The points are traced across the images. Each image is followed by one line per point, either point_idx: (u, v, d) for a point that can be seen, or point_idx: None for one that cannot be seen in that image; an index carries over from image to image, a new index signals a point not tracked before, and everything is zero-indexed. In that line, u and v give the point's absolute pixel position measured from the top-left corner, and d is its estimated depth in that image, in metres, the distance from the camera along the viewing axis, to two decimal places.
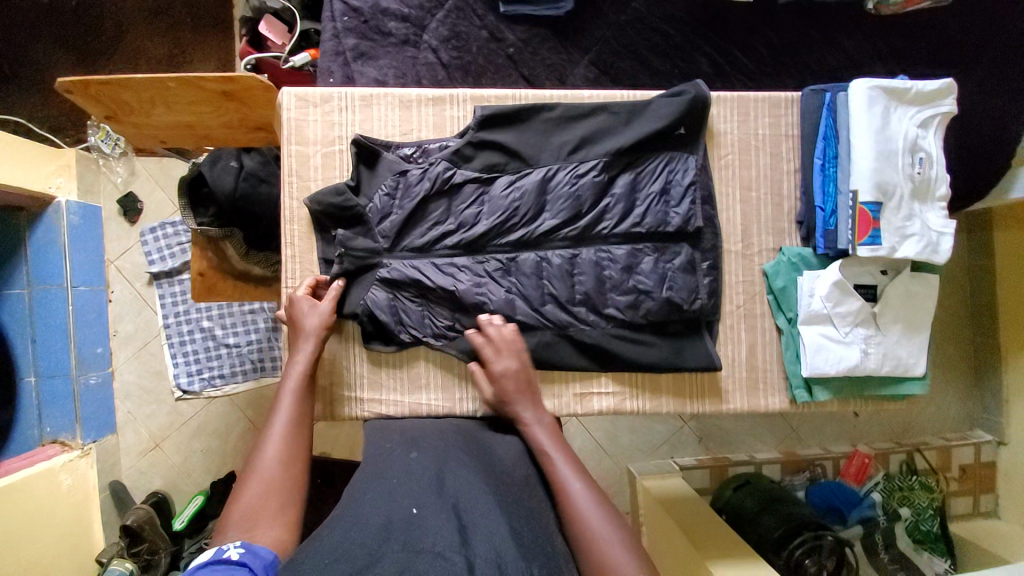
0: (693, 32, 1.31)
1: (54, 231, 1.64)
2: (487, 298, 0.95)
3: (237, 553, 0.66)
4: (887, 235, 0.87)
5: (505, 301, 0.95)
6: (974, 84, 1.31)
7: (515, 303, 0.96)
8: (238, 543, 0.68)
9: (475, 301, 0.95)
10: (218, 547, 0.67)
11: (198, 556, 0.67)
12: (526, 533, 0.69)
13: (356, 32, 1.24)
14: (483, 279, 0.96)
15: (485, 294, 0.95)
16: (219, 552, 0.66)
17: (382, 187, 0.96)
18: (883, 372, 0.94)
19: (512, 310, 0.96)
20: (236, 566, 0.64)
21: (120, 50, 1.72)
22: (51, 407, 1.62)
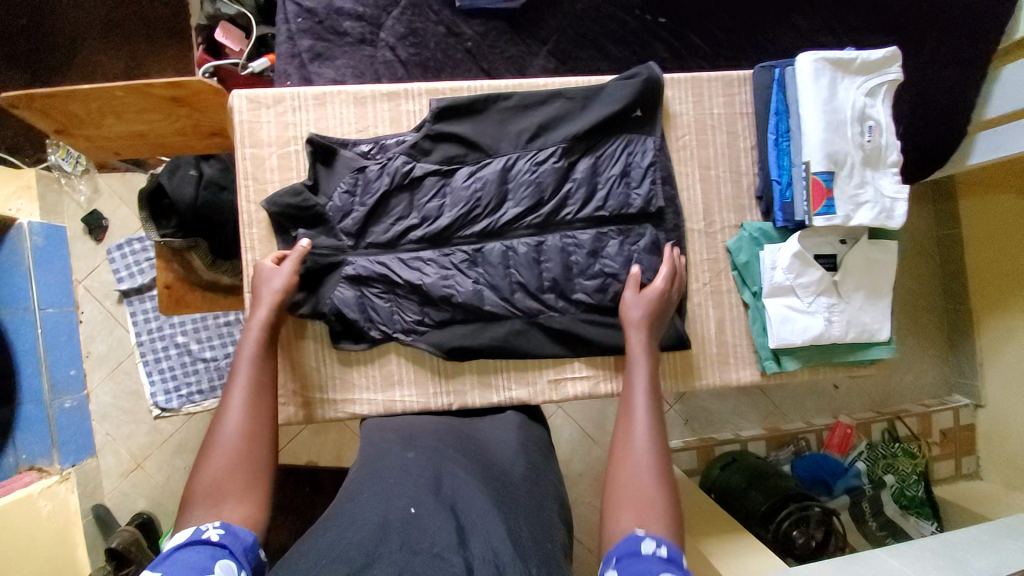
0: (649, 17, 1.32)
1: (17, 253, 1.59)
2: (455, 290, 0.95)
3: (218, 534, 0.66)
4: (841, 204, 0.88)
5: (473, 292, 0.95)
6: (928, 55, 1.33)
7: (483, 294, 0.96)
8: (217, 523, 0.69)
9: (443, 293, 0.95)
10: (195, 528, 0.67)
11: (170, 537, 0.67)
12: (524, 533, 0.69)
13: (312, 33, 1.23)
14: (450, 272, 0.96)
15: (453, 286, 0.95)
16: (198, 532, 0.66)
17: (341, 185, 0.95)
18: (849, 339, 0.95)
19: (481, 301, 0.95)
20: (216, 548, 0.65)
21: (75, 65, 1.69)
22: (23, 435, 1.57)
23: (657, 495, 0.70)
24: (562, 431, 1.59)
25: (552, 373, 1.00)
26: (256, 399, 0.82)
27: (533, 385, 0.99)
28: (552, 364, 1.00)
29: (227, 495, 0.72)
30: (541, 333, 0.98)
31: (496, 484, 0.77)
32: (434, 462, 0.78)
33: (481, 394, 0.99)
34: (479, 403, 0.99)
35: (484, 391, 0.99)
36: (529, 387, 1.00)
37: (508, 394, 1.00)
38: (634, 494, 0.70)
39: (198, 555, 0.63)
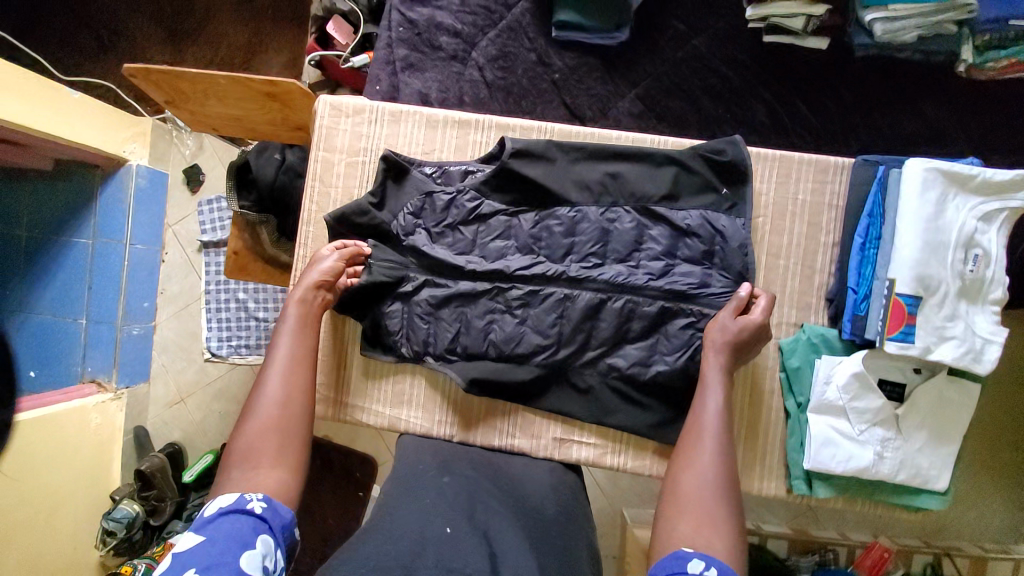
0: (753, 77, 1.24)
1: (122, 190, 1.80)
2: (497, 328, 0.95)
3: (260, 507, 0.69)
4: (921, 333, 0.78)
5: (515, 335, 0.94)
6: None
7: (526, 339, 0.94)
8: (261, 495, 0.72)
9: (485, 329, 0.95)
10: (241, 495, 0.70)
11: (215, 498, 0.70)
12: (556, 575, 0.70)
13: (409, 43, 1.28)
14: (498, 310, 0.95)
15: (497, 326, 0.95)
16: (243, 501, 0.69)
17: (407, 206, 0.97)
18: (898, 480, 0.85)
19: (520, 346, 0.94)
20: (257, 520, 0.69)
21: (205, 33, 1.86)
22: (96, 349, 1.81)
23: (722, 514, 0.71)
24: None
25: (560, 432, 0.97)
26: (294, 372, 0.84)
27: (537, 439, 0.97)
28: (561, 423, 0.97)
29: (262, 460, 0.75)
30: (568, 388, 0.96)
31: (534, 520, 0.79)
32: (469, 491, 0.81)
33: (482, 435, 0.98)
34: (479, 442, 0.99)
35: (487, 432, 0.99)
36: (532, 440, 0.98)
37: (510, 441, 0.98)
38: (696, 509, 0.72)
39: (241, 527, 0.66)
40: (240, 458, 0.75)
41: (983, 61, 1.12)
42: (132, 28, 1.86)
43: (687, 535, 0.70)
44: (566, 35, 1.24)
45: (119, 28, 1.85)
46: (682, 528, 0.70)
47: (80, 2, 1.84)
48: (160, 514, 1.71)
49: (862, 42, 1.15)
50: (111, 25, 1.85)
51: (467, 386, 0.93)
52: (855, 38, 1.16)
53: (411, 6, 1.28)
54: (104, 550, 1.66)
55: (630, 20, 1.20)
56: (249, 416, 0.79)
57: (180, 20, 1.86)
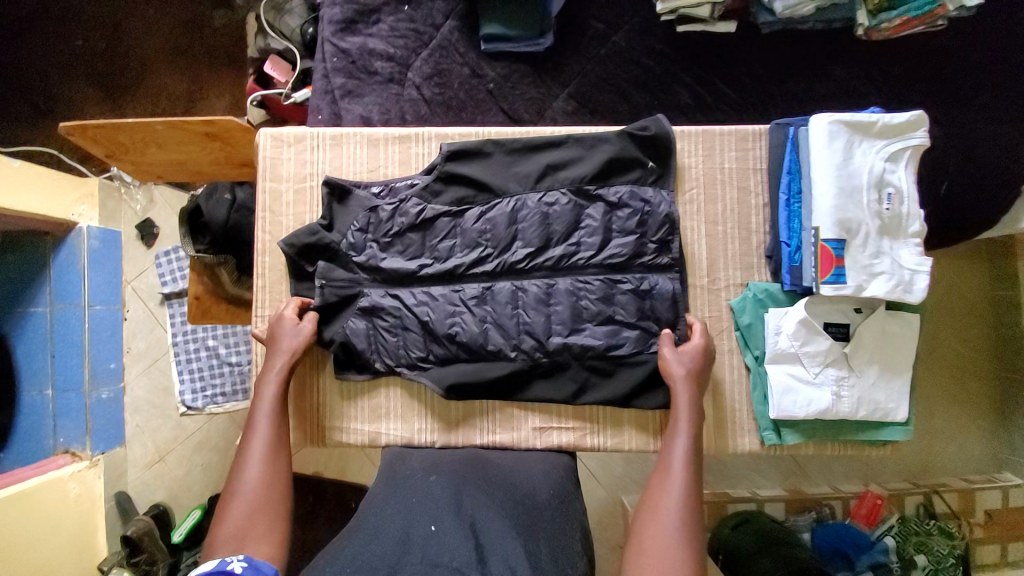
0: (673, 64, 1.32)
1: (74, 254, 1.76)
2: (461, 329, 0.97)
3: (240, 567, 0.70)
4: (852, 273, 0.82)
5: (480, 333, 0.96)
6: (966, 116, 1.28)
7: (489, 333, 0.96)
8: (243, 557, 0.72)
9: (451, 332, 0.97)
10: (222, 560, 0.71)
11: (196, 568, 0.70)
12: (541, 556, 0.72)
13: (344, 71, 1.32)
14: (458, 310, 0.97)
15: (460, 324, 0.97)
16: (223, 564, 0.70)
17: (354, 223, 0.99)
18: (859, 416, 0.89)
19: (486, 340, 0.96)
20: None
21: (144, 86, 1.87)
22: (64, 419, 1.73)
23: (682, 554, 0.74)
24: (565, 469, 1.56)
25: (538, 421, 0.99)
26: (275, 453, 0.87)
27: (517, 432, 0.99)
28: (539, 411, 0.99)
29: (249, 539, 0.78)
30: (540, 377, 0.97)
31: (522, 509, 0.80)
32: (458, 481, 0.85)
33: (464, 434, 0.99)
34: (462, 442, 0.99)
35: (468, 429, 0.99)
36: (512, 433, 0.99)
37: (491, 437, 0.99)
38: (658, 551, 0.74)
39: None
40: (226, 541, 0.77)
41: (876, 22, 1.24)
42: (67, 91, 1.85)
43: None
44: (495, 46, 1.30)
45: (53, 91, 1.84)
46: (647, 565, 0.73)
47: (12, 72, 1.83)
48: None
49: (766, 20, 1.26)
50: (45, 89, 1.84)
51: (447, 393, 0.96)
52: (759, 17, 1.27)
53: (343, 36, 1.33)
54: None
55: (552, 26, 1.29)
56: (235, 499, 0.82)
57: (116, 78, 1.87)
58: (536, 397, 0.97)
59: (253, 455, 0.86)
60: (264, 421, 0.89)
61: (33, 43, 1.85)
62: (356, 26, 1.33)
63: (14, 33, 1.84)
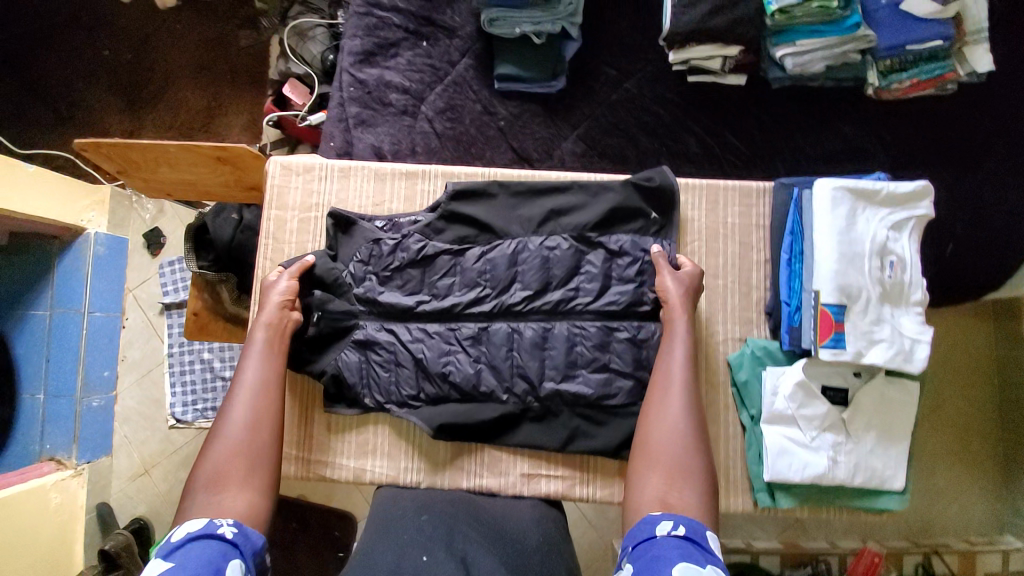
0: (682, 112, 1.35)
1: (79, 259, 1.77)
2: (455, 368, 0.96)
3: (231, 532, 0.73)
4: (851, 339, 0.82)
5: (473, 374, 0.96)
6: (969, 179, 1.30)
7: (482, 374, 0.96)
8: (232, 521, 0.75)
9: (444, 371, 0.96)
10: (212, 521, 0.74)
11: (186, 523, 0.73)
12: None
13: (360, 101, 1.35)
14: (452, 348, 0.97)
15: (453, 364, 0.97)
16: (214, 526, 0.73)
17: (356, 254, 1.00)
18: (855, 483, 0.87)
19: (478, 382, 0.96)
20: (227, 545, 0.71)
21: (164, 100, 1.91)
22: (53, 424, 1.71)
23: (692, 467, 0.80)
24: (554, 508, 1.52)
25: (527, 467, 0.97)
26: (260, 399, 0.88)
27: (505, 477, 0.97)
28: (528, 457, 0.97)
29: (229, 483, 0.80)
30: (530, 422, 0.97)
31: (513, 551, 0.78)
32: (449, 521, 0.83)
33: (451, 476, 0.97)
34: (448, 485, 0.97)
35: (456, 472, 0.98)
36: (499, 478, 0.97)
37: (477, 481, 0.97)
38: (664, 462, 0.80)
39: (210, 549, 0.69)
40: (207, 484, 0.79)
41: (888, 83, 1.26)
42: (90, 100, 1.90)
43: (660, 491, 0.78)
44: (508, 85, 1.34)
45: (76, 99, 1.89)
46: (654, 484, 0.79)
47: (38, 79, 1.89)
48: None
49: (777, 75, 1.29)
50: (68, 97, 1.89)
51: (435, 433, 0.94)
52: (770, 72, 1.30)
53: (361, 67, 1.36)
54: None
55: (564, 69, 1.32)
56: (218, 443, 0.83)
57: (139, 90, 1.92)
58: (526, 441, 0.96)
59: (239, 406, 0.87)
60: (252, 365, 0.90)
61: (61, 52, 1.90)
62: (374, 58, 1.37)
63: (43, 42, 1.90)
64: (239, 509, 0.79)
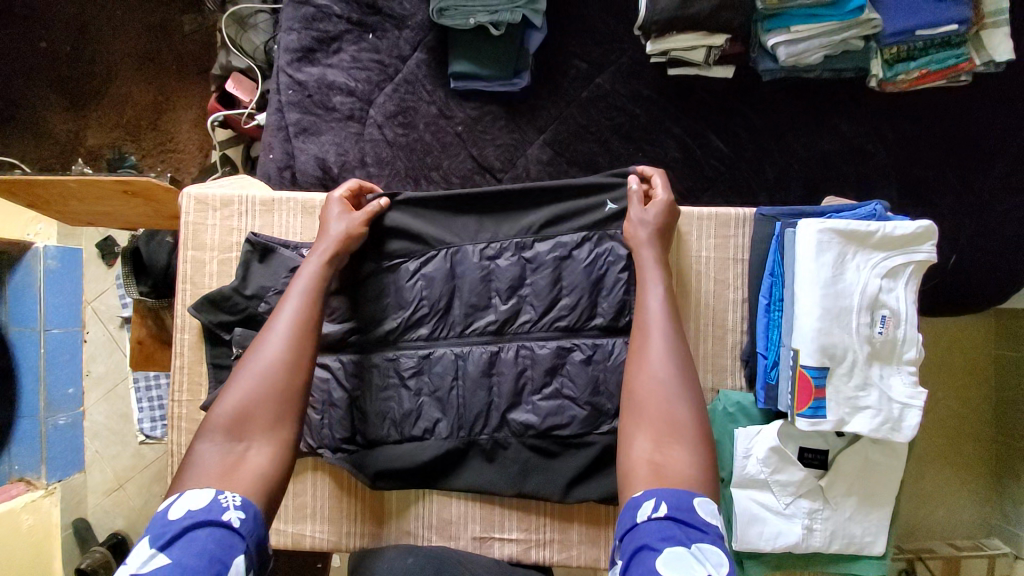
0: (661, 112, 1.19)
1: (31, 276, 1.67)
2: (394, 403, 0.87)
3: (237, 519, 0.59)
4: (832, 406, 0.71)
5: (414, 408, 0.86)
6: (979, 181, 1.15)
7: (425, 406, 0.86)
8: (239, 496, 0.61)
9: (382, 407, 0.87)
10: (215, 494, 0.60)
11: (179, 497, 0.60)
12: None
13: (300, 106, 1.20)
14: (391, 382, 0.87)
15: (392, 398, 0.87)
16: (218, 504, 0.59)
17: (273, 284, 0.86)
18: (832, 550, 0.80)
19: (420, 414, 0.86)
20: (232, 535, 0.58)
21: (109, 95, 1.75)
22: (19, 446, 1.65)
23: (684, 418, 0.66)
24: None
25: (480, 529, 0.89)
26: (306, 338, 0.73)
27: (455, 541, 0.89)
28: (480, 519, 0.89)
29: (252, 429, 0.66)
30: (478, 456, 0.87)
31: None
32: (434, 563, 0.78)
33: (397, 534, 0.90)
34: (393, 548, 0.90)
35: (403, 528, 0.90)
36: (450, 543, 0.89)
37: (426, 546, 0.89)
38: (651, 418, 0.66)
39: (208, 544, 0.56)
40: (223, 428, 0.65)
41: (893, 74, 1.10)
42: (29, 96, 1.74)
43: (646, 451, 0.65)
44: (466, 85, 1.18)
45: (14, 97, 1.73)
46: (641, 446, 0.65)
47: None
48: None
49: (768, 68, 1.13)
50: (5, 95, 1.73)
51: (373, 479, 0.85)
52: (761, 64, 1.14)
53: (299, 66, 1.21)
54: None
55: (528, 66, 1.16)
56: (241, 379, 0.68)
57: (80, 84, 1.75)
58: (475, 482, 0.87)
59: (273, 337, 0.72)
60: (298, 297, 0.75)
61: None
62: (314, 55, 1.21)
63: None
64: (258, 465, 0.65)
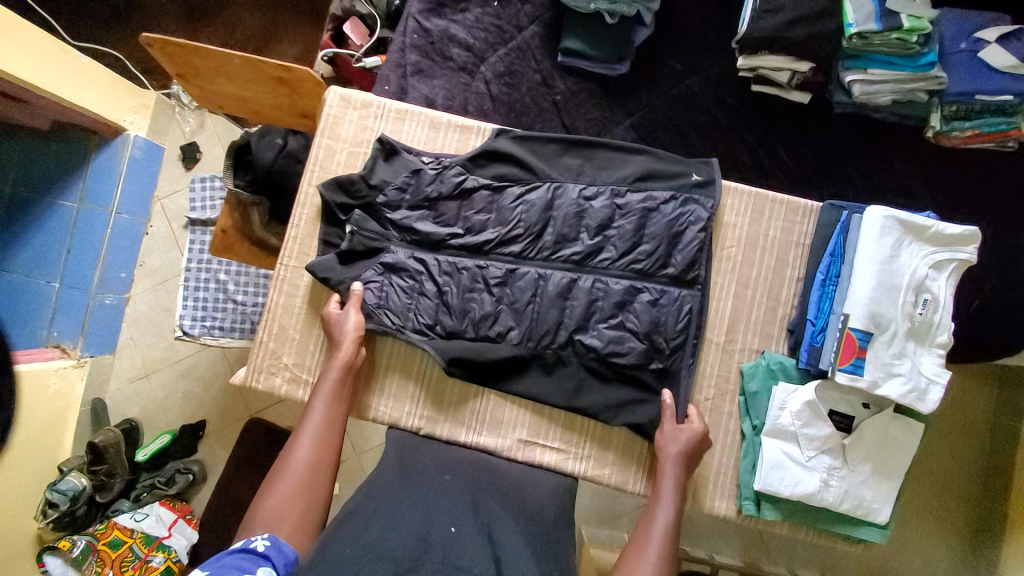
0: (740, 120, 1.33)
1: (115, 158, 1.69)
2: (475, 304, 0.97)
3: (262, 546, 0.68)
4: (870, 367, 0.84)
5: (492, 312, 0.97)
6: (1020, 238, 1.26)
7: (502, 314, 0.97)
8: (264, 536, 0.71)
9: (465, 306, 0.97)
10: (246, 537, 0.70)
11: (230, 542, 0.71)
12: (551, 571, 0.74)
13: (421, 50, 1.34)
14: (477, 287, 0.97)
15: (474, 300, 0.97)
16: (247, 542, 0.68)
17: (396, 181, 0.99)
18: (841, 510, 0.89)
19: (496, 319, 0.97)
20: (259, 557, 0.67)
21: (221, 17, 1.79)
22: (60, 315, 1.62)
23: None
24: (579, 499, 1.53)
25: (525, 434, 0.99)
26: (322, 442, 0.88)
27: (503, 439, 0.98)
28: (529, 424, 0.99)
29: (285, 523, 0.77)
30: (538, 369, 0.97)
31: (533, 523, 0.83)
32: (472, 491, 0.85)
33: (454, 422, 0.99)
34: (446, 436, 0.99)
35: (458, 419, 0.99)
36: (498, 439, 0.99)
37: (476, 437, 0.99)
38: None
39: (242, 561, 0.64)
40: (266, 517, 0.77)
41: (950, 129, 1.23)
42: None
43: None
44: (572, 61, 1.32)
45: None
46: None
47: None
48: (107, 493, 1.57)
49: (842, 101, 1.26)
50: None
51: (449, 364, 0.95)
52: (836, 96, 1.26)
53: (428, 16, 1.35)
54: (43, 523, 1.50)
55: (631, 54, 1.29)
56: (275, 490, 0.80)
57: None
58: (533, 389, 0.97)
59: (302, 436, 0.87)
60: (317, 408, 0.91)
61: None
62: (442, 9, 1.36)
63: None
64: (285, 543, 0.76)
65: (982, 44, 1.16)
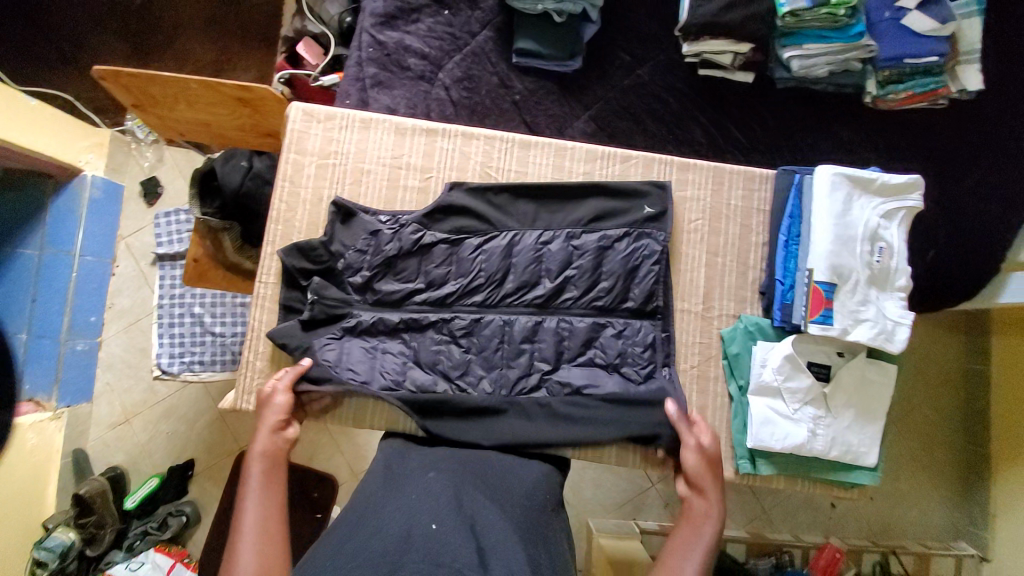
0: (692, 103, 1.39)
1: (74, 201, 1.63)
2: (445, 358, 0.99)
3: None
4: (838, 316, 0.90)
5: (462, 363, 0.98)
6: (964, 189, 1.34)
7: (472, 364, 0.99)
8: None
9: (434, 360, 0.99)
10: None
11: None
12: (542, 559, 0.72)
13: (378, 62, 1.36)
14: (444, 340, 0.99)
15: (443, 352, 0.99)
16: None
17: (355, 244, 1.01)
18: (831, 457, 0.93)
19: (466, 369, 0.98)
20: None
21: (171, 50, 1.76)
22: (32, 366, 1.55)
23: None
24: (582, 490, 1.54)
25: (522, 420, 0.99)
26: (267, 539, 0.78)
27: None
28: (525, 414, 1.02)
29: None
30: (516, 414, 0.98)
31: (524, 511, 0.80)
32: (456, 482, 0.81)
33: None
34: None
35: None
36: None
37: None
38: None
39: None
40: None
41: (885, 92, 1.32)
42: (83, 35, 1.73)
43: None
44: (527, 61, 1.36)
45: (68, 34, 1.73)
46: None
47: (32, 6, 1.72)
48: (98, 545, 1.49)
49: (782, 76, 1.35)
50: (62, 31, 1.72)
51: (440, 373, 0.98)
52: (776, 72, 1.36)
53: (381, 29, 1.37)
54: None
55: (582, 51, 1.35)
56: None
57: (144, 34, 1.76)
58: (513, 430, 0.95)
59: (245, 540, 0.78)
60: (254, 503, 0.82)
61: None
62: (395, 22, 1.38)
63: None
64: None
65: (904, 11, 1.25)
